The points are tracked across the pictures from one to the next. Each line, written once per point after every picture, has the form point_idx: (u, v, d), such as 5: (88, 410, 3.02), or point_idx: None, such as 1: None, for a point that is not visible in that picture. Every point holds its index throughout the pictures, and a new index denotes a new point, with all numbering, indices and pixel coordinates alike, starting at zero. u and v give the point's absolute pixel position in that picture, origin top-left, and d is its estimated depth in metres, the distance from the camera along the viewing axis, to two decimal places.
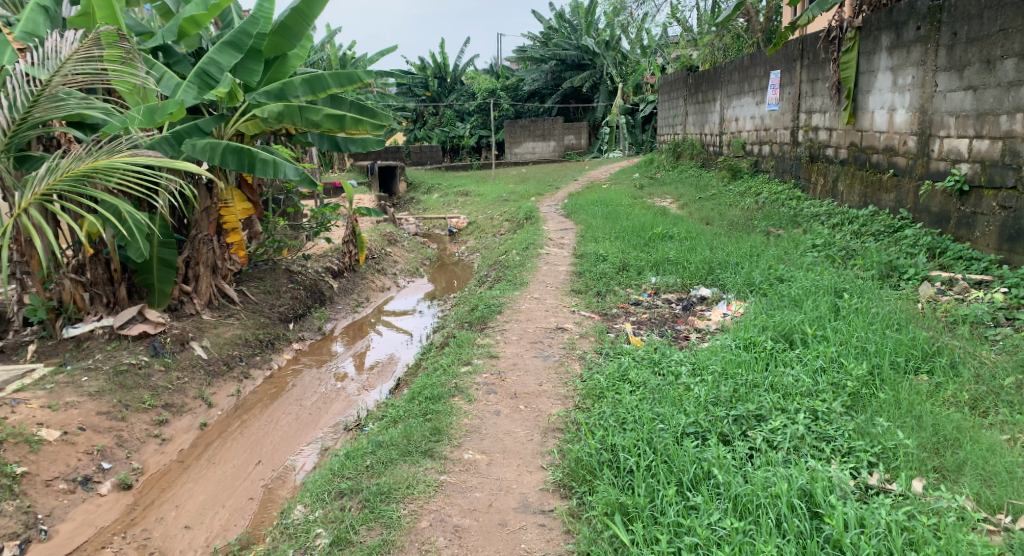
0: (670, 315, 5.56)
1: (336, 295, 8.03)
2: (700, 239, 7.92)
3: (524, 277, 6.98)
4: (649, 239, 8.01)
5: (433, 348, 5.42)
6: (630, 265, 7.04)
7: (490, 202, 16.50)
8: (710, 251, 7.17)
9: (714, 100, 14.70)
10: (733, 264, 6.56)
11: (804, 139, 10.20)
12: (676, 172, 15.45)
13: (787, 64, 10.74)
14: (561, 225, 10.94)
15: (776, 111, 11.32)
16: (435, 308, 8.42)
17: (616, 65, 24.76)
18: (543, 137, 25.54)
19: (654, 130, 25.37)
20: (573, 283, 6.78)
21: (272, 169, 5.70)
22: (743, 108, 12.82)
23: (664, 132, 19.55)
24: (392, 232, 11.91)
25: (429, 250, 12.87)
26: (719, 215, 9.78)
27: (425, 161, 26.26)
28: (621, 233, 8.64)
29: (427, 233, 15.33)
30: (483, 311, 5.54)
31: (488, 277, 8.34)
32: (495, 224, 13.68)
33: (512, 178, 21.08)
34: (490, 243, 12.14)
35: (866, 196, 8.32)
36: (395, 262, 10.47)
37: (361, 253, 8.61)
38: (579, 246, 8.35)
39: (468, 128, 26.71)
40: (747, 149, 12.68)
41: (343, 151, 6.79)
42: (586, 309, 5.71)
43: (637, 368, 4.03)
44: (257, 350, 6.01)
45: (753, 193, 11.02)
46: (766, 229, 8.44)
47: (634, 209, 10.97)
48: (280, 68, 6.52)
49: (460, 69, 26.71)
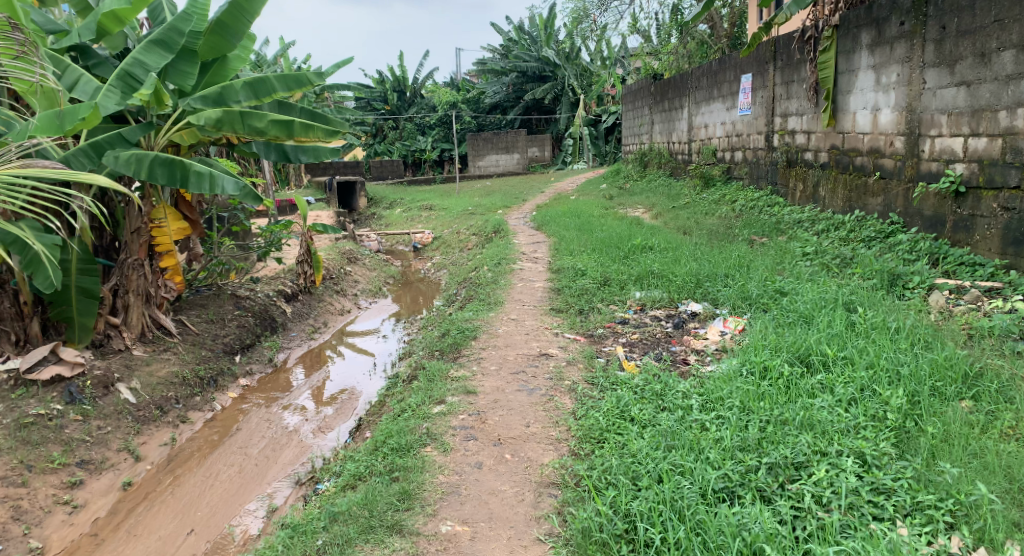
0: (662, 334, 5.03)
1: (290, 321, 7.32)
2: (682, 249, 7.46)
3: (497, 296, 6.38)
4: (629, 251, 7.51)
5: (399, 381, 4.77)
6: (612, 280, 6.51)
7: (455, 216, 15.92)
8: (694, 261, 6.70)
9: (681, 107, 14.38)
10: (723, 276, 6.08)
11: (781, 144, 9.85)
12: (645, 181, 15.07)
13: (759, 67, 10.41)
14: (532, 238, 10.40)
15: (748, 115, 11.00)
16: (401, 331, 7.70)
17: (578, 76, 24.47)
18: (506, 149, 25.06)
19: (617, 140, 25.10)
20: (551, 301, 6.22)
21: (208, 182, 5.00)
22: (713, 114, 12.51)
23: (630, 142, 19.19)
24: (352, 249, 11.21)
25: (392, 268, 12.19)
26: (697, 224, 9.35)
27: (386, 176, 25.56)
28: (597, 245, 8.13)
29: (390, 249, 14.65)
30: (455, 338, 4.92)
31: (457, 297, 7.69)
32: (462, 239, 13.08)
33: (477, 191, 20.52)
34: (457, 259, 11.51)
35: (851, 200, 7.96)
36: (356, 281, 9.77)
37: (317, 273, 7.91)
38: (554, 260, 7.81)
39: (429, 141, 26.12)
40: (718, 156, 12.33)
41: (293, 162, 6.12)
42: (569, 331, 5.13)
43: (639, 403, 3.46)
44: (196, 390, 5.28)
45: (728, 200, 10.64)
46: (749, 237, 8.02)
47: (607, 220, 10.50)
48: (219, 70, 5.85)
49: (420, 82, 26.15)
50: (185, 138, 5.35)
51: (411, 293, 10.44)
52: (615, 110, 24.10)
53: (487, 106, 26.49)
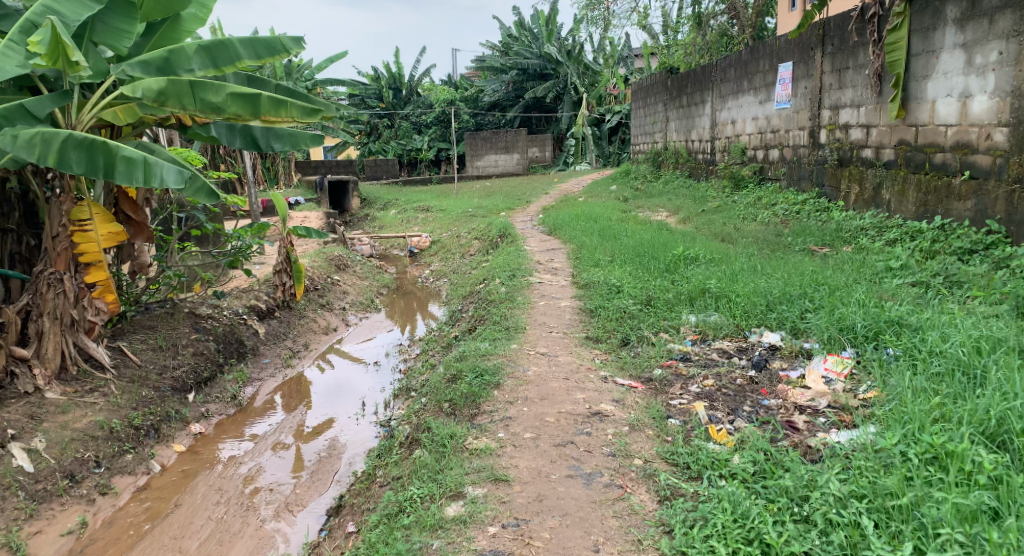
0: (743, 380, 3.81)
1: (263, 344, 6.07)
2: (733, 261, 6.28)
3: (515, 320, 5.14)
4: (669, 262, 6.32)
5: (395, 445, 3.53)
6: (658, 300, 5.30)
7: (454, 218, 14.71)
8: (754, 277, 5.52)
9: (702, 102, 13.19)
10: (798, 298, 4.89)
11: (830, 141, 8.66)
12: (662, 183, 13.87)
13: (803, 54, 9.24)
14: (545, 244, 9.19)
15: (787, 109, 9.85)
16: (397, 355, 6.38)
17: (580, 74, 23.18)
18: (505, 149, 23.89)
19: (622, 141, 23.82)
20: (584, 328, 4.98)
21: (142, 170, 3.71)
22: (743, 108, 11.33)
23: (639, 141, 17.97)
24: (341, 255, 9.95)
25: (386, 276, 10.95)
26: (736, 231, 8.17)
27: (380, 176, 24.35)
28: (627, 255, 6.92)
29: (383, 254, 13.41)
30: (470, 384, 3.68)
31: (464, 316, 6.44)
32: (462, 244, 11.88)
33: (476, 192, 19.36)
34: (460, 266, 10.28)
35: (927, 204, 6.79)
36: (345, 292, 8.52)
37: (298, 285, 6.68)
38: (577, 273, 6.57)
39: (425, 140, 25.04)
40: (749, 155, 11.14)
41: (265, 151, 4.89)
42: (620, 375, 3.88)
43: (770, 517, 2.31)
44: (128, 446, 3.98)
45: (765, 204, 9.49)
46: (806, 247, 6.84)
47: (629, 225, 9.32)
48: (171, 33, 4.64)
49: (416, 78, 24.91)
50: (120, 117, 4.10)
51: (406, 304, 9.21)
52: (619, 109, 22.82)
53: (486, 103, 25.23)
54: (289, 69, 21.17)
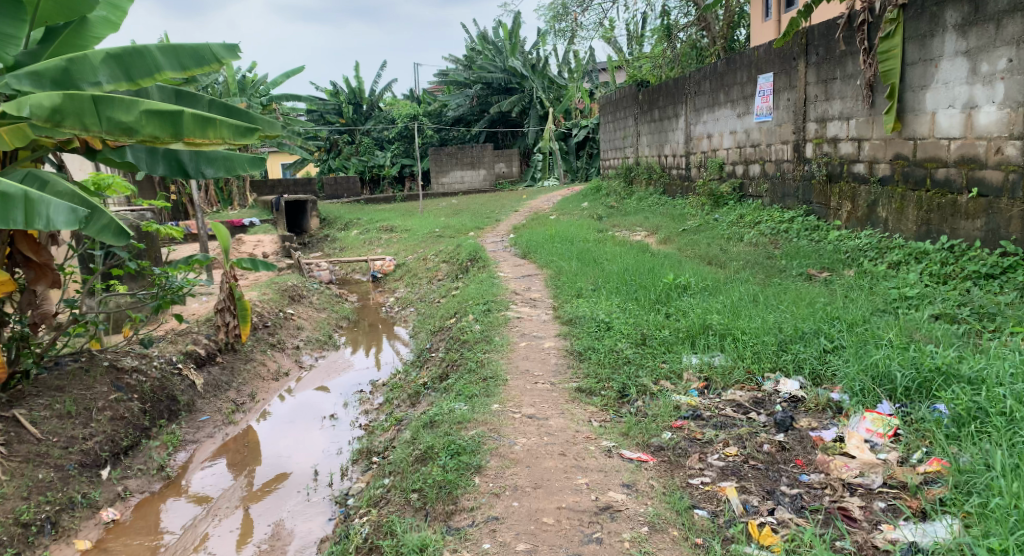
0: (771, 447, 3.18)
1: (199, 399, 5.25)
2: (728, 289, 5.73)
3: (493, 368, 4.47)
4: (659, 292, 5.73)
5: (349, 548, 2.83)
6: (654, 340, 4.69)
7: (420, 239, 14.02)
8: (756, 310, 4.96)
9: (675, 116, 12.76)
10: (813, 337, 4.33)
11: (817, 155, 8.23)
12: (635, 200, 13.38)
13: (784, 65, 8.84)
14: (518, 268, 8.55)
15: (767, 122, 9.43)
16: (357, 407, 5.57)
17: (546, 88, 22.69)
18: (471, 165, 23.34)
19: (589, 155, 23.38)
20: (573, 376, 4.32)
21: (22, 209, 2.99)
22: (719, 122, 10.91)
23: (609, 155, 17.52)
24: (296, 284, 9.16)
25: (347, 304, 10.17)
26: (724, 253, 7.67)
27: (341, 194, 23.52)
28: (611, 283, 6.32)
29: (344, 279, 12.63)
30: (445, 463, 3.03)
31: (433, 357, 5.75)
32: (429, 268, 11.19)
33: (442, 210, 18.71)
34: (426, 293, 9.57)
35: (929, 223, 6.33)
36: (300, 328, 7.74)
37: (244, 326, 5.89)
38: (558, 307, 5.94)
39: (388, 157, 24.32)
40: (727, 170, 10.70)
41: (194, 178, 4.14)
42: (630, 449, 3.17)
43: None
44: (11, 550, 3.31)
45: (749, 222, 9.01)
46: (803, 272, 6.35)
47: (607, 247, 8.76)
48: (75, 40, 3.93)
49: (377, 93, 24.21)
50: (5, 141, 3.33)
51: (367, 338, 8.42)
52: (585, 124, 22.38)
53: (450, 119, 24.60)
54: (244, 85, 20.31)
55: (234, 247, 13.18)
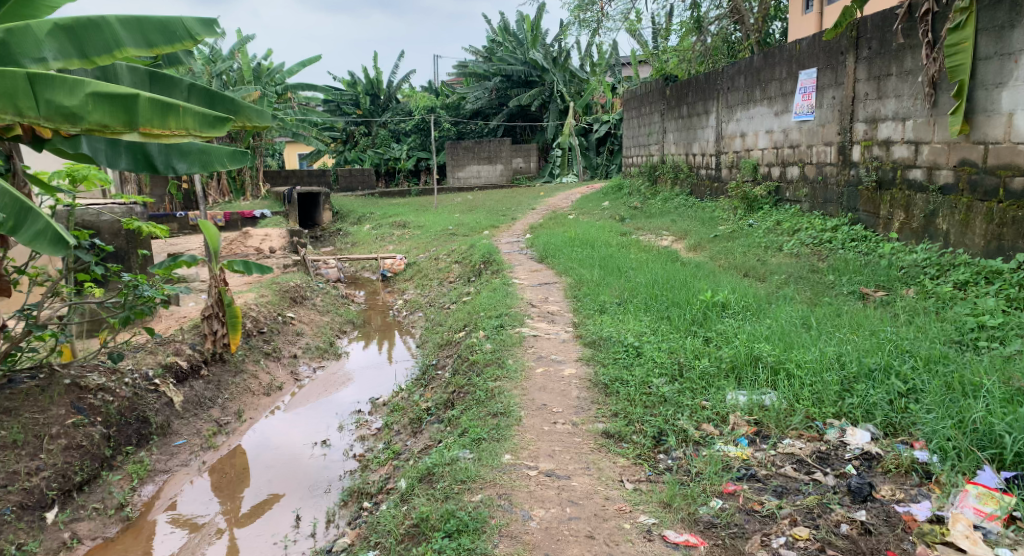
0: (850, 528, 2.67)
1: (176, 419, 4.69)
2: (772, 311, 5.07)
3: (505, 402, 3.88)
4: (695, 311, 5.09)
5: None
6: (693, 372, 4.06)
7: (433, 237, 13.42)
8: (811, 339, 4.31)
9: (704, 113, 12.06)
10: (881, 375, 3.69)
11: (865, 159, 7.53)
12: (660, 201, 12.69)
13: (831, 59, 8.14)
14: (535, 273, 7.94)
15: (808, 121, 8.73)
16: (353, 430, 4.99)
17: (567, 81, 21.99)
18: (489, 159, 22.78)
19: (610, 152, 22.71)
20: (598, 414, 3.73)
21: None
22: (753, 121, 10.22)
23: (631, 153, 16.84)
24: (298, 285, 8.61)
25: (353, 306, 9.63)
26: (762, 264, 7.01)
27: (355, 187, 23.03)
28: (639, 298, 5.68)
29: (353, 277, 12.09)
30: (441, 547, 2.67)
31: (440, 377, 5.16)
32: (441, 268, 10.62)
33: (458, 205, 18.15)
34: (437, 297, 9.00)
35: (1002, 237, 5.66)
36: (300, 334, 7.19)
37: (234, 333, 5.36)
38: (579, 325, 5.31)
39: (404, 150, 23.78)
40: (761, 172, 10.01)
41: (164, 174, 3.59)
42: (677, 528, 2.72)
43: None
44: None
45: (787, 230, 8.33)
46: (855, 291, 5.69)
47: (632, 253, 8.12)
48: (22, 11, 3.55)
49: (394, 85, 23.68)
50: None
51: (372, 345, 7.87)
52: (607, 119, 21.63)
53: (468, 112, 23.99)
54: (258, 74, 19.82)
55: (239, 240, 12.67)
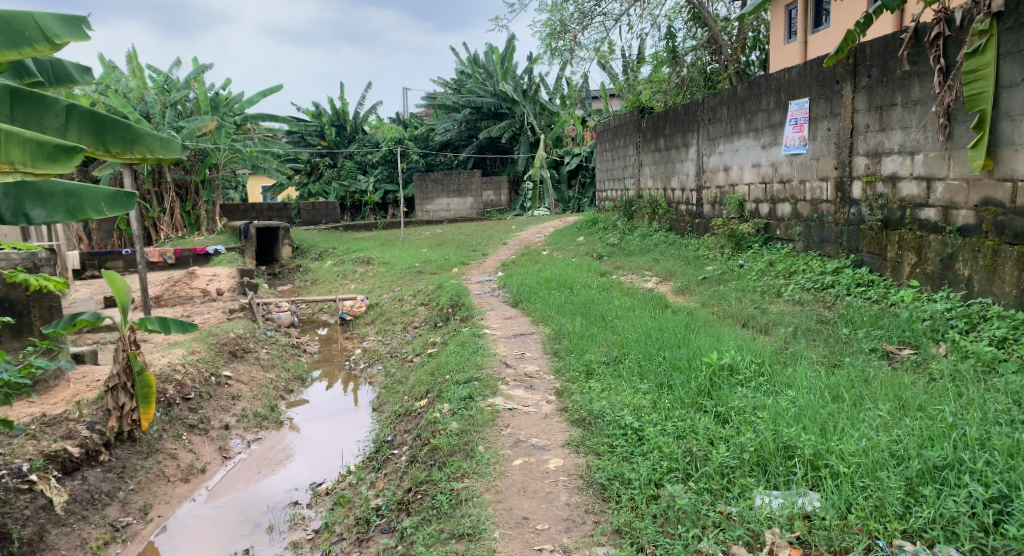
0: None
1: (54, 527, 3.79)
2: (793, 378, 4.27)
3: (473, 518, 3.08)
4: (701, 378, 4.27)
5: None
6: (710, 468, 3.22)
7: (398, 275, 12.52)
8: (852, 419, 3.50)
9: (683, 146, 11.46)
10: (956, 475, 2.89)
11: (868, 196, 6.92)
12: (638, 237, 12.03)
13: (827, 89, 7.56)
14: (508, 321, 7.10)
15: (801, 155, 8.13)
16: (286, 532, 4.07)
17: (537, 114, 21.44)
18: (458, 192, 22.04)
19: (582, 185, 22.18)
20: (596, 535, 2.92)
21: None
22: (738, 154, 9.62)
23: (605, 186, 16.23)
24: (240, 337, 7.64)
25: (306, 357, 8.67)
26: (762, 313, 6.31)
27: (319, 220, 22.08)
28: (632, 359, 4.84)
29: (309, 321, 11.13)
30: None
31: (396, 462, 4.26)
32: (404, 312, 9.73)
33: (426, 240, 17.31)
34: (398, 347, 8.08)
35: None
36: (237, 398, 6.22)
37: (145, 408, 4.51)
38: (564, 397, 4.44)
39: (370, 183, 22.97)
40: (748, 209, 9.39)
41: (20, 221, 3.72)
42: None
43: None
44: None
45: (783, 272, 7.67)
46: (877, 348, 4.97)
47: (614, 298, 7.37)
48: None
49: (360, 116, 22.99)
50: None
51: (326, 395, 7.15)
52: (579, 151, 21.11)
53: (437, 143, 23.30)
54: (215, 103, 18.93)
55: (184, 282, 11.68)
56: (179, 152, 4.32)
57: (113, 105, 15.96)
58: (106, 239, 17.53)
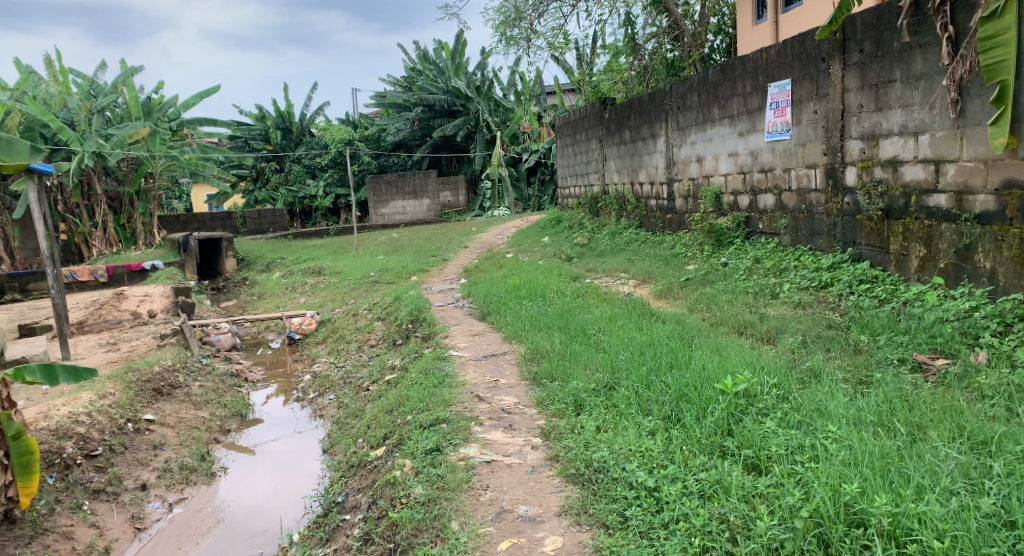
0: None
1: None
2: (826, 404, 3.56)
3: None
4: (717, 412, 3.52)
5: None
6: (757, 544, 2.50)
7: (351, 287, 11.52)
8: (923, 462, 2.80)
9: (650, 137, 10.79)
10: None
11: (863, 183, 6.31)
12: (607, 235, 11.34)
13: (812, 68, 6.93)
14: (475, 338, 6.27)
15: (784, 140, 7.48)
16: None
17: (492, 110, 20.63)
18: (414, 194, 21.08)
19: (542, 182, 21.44)
20: None
21: None
22: (712, 143, 8.96)
23: (567, 182, 15.51)
24: (168, 370, 6.64)
25: (248, 387, 7.69)
26: (760, 318, 5.64)
27: (266, 229, 20.87)
28: (628, 389, 4.07)
29: (254, 341, 10.11)
30: None
31: (348, 537, 3.43)
32: (358, 329, 8.82)
33: (381, 246, 16.35)
34: (353, 371, 7.17)
35: None
36: (161, 448, 5.26)
37: (24, 480, 3.68)
38: (553, 442, 3.64)
39: (320, 187, 21.84)
40: (726, 201, 8.74)
41: None
42: None
43: None
44: None
45: (773, 269, 7.03)
46: (906, 359, 4.31)
47: (592, 306, 6.62)
48: None
49: (306, 117, 21.83)
50: None
51: (271, 432, 6.17)
52: (537, 147, 20.35)
53: (389, 144, 22.27)
54: (148, 108, 17.51)
55: (111, 305, 10.55)
56: (21, 152, 5.45)
57: (31, 112, 14.50)
58: (31, 259, 16.11)
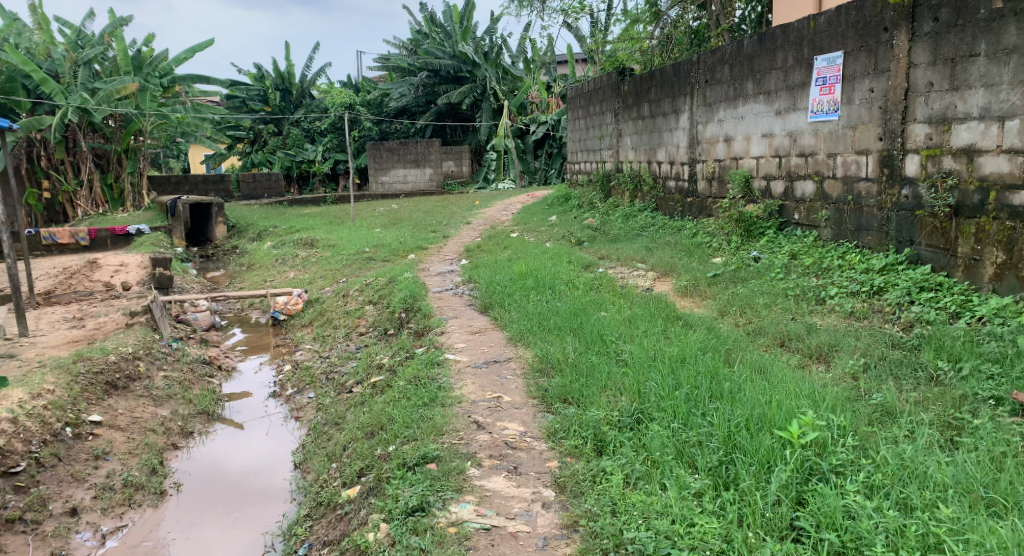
0: None
1: None
2: (921, 460, 2.80)
3: None
4: (781, 473, 2.75)
5: None
6: None
7: (343, 263, 10.69)
8: None
9: (671, 113, 9.89)
10: None
11: (927, 174, 5.46)
12: (620, 217, 10.52)
13: (871, 39, 6.02)
14: (474, 338, 5.46)
15: (830, 120, 6.60)
16: None
17: (500, 78, 19.55)
18: (415, 162, 20.16)
19: (549, 155, 20.44)
20: None
21: None
22: (743, 122, 8.08)
23: (577, 157, 14.59)
24: (127, 358, 5.86)
25: (222, 375, 6.93)
26: (807, 328, 4.86)
27: (261, 194, 20.01)
28: (663, 425, 3.28)
29: (237, 319, 9.35)
30: None
31: None
32: (346, 313, 8.01)
33: (379, 218, 15.50)
34: (337, 365, 6.38)
35: None
36: (106, 457, 4.52)
37: None
38: (570, 500, 2.89)
39: (319, 152, 20.92)
40: (757, 186, 7.90)
41: None
42: None
43: None
44: None
45: (813, 266, 6.24)
46: (1003, 398, 3.50)
47: (609, 303, 5.82)
48: None
49: (305, 79, 20.78)
50: None
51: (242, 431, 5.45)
52: (545, 119, 19.34)
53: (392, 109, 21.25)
54: (138, 62, 16.50)
55: (82, 274, 9.76)
56: None
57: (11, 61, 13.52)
58: None
